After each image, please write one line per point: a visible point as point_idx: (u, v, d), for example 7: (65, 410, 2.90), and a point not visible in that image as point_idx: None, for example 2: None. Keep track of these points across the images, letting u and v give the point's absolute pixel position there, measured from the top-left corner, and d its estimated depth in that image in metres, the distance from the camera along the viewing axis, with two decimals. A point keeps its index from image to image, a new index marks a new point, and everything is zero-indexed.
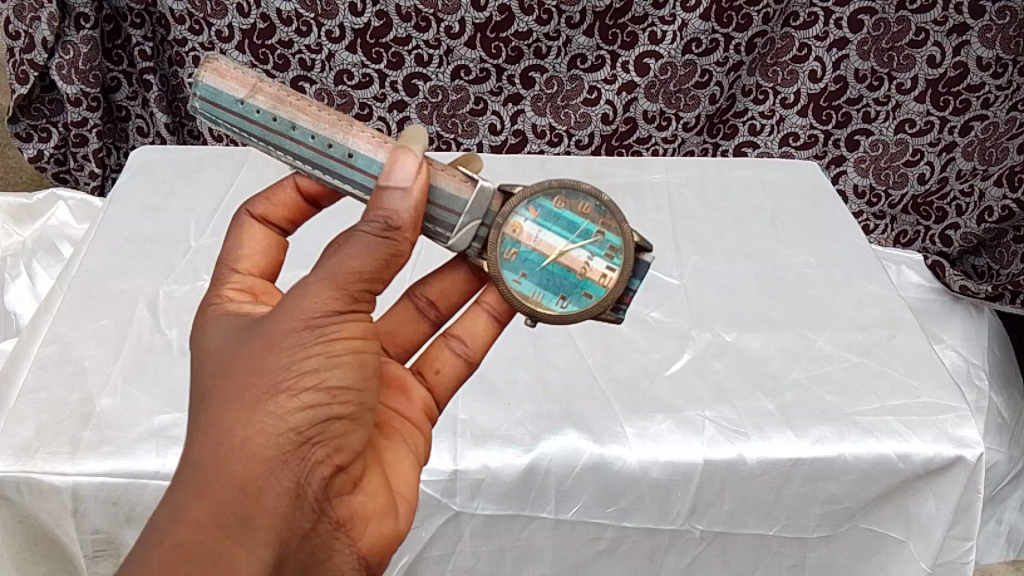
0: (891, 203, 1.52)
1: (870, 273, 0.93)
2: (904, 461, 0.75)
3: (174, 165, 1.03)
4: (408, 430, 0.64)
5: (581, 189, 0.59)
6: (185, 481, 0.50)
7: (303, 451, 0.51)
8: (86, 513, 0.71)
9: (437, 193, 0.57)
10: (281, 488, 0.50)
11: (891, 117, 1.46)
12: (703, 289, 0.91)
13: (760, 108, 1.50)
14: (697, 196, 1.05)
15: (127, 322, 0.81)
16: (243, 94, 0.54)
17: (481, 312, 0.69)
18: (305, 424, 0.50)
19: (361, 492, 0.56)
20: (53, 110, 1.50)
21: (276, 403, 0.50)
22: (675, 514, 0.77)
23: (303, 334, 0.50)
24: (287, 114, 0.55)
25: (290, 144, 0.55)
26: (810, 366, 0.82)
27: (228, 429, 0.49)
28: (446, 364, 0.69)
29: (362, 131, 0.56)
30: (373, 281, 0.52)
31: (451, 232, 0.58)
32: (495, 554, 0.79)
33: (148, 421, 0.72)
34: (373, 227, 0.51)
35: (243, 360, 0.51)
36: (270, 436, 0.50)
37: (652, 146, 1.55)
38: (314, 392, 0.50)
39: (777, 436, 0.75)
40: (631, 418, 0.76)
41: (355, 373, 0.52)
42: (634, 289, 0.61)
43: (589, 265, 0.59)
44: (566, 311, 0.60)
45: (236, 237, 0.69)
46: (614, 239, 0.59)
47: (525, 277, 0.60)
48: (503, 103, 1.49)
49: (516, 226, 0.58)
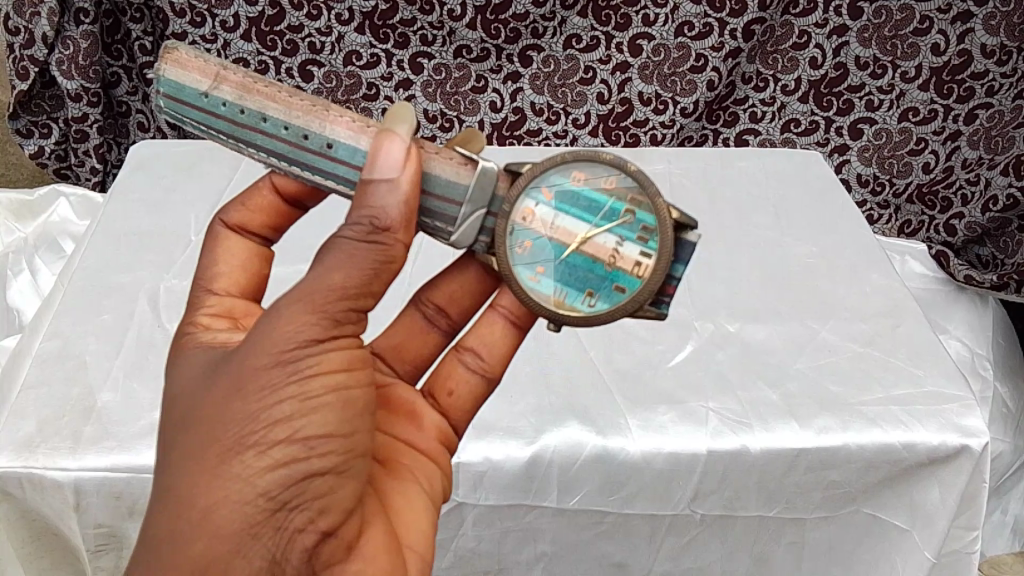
0: (896, 193, 1.50)
1: (873, 263, 0.93)
2: (909, 450, 0.74)
3: (173, 160, 1.03)
4: (419, 461, 0.65)
5: (603, 163, 0.58)
6: (153, 555, 0.49)
7: (279, 517, 0.50)
8: (89, 507, 0.71)
9: (434, 181, 0.56)
10: (254, 561, 0.50)
11: (895, 105, 1.45)
12: (705, 281, 0.90)
13: (761, 95, 1.49)
14: (699, 186, 1.05)
15: (127, 316, 0.81)
16: (206, 86, 0.54)
17: (496, 319, 0.68)
18: (278, 485, 0.50)
19: (358, 555, 0.55)
20: (53, 106, 1.50)
21: (245, 462, 0.49)
22: (677, 501, 0.76)
23: (272, 381, 0.50)
24: (256, 104, 0.54)
25: (263, 138, 0.55)
26: (814, 356, 0.81)
27: (192, 497, 0.49)
28: (459, 385, 0.68)
29: (340, 116, 0.55)
30: (352, 303, 0.51)
31: (453, 225, 0.57)
32: (497, 547, 0.79)
33: (150, 416, 0.72)
34: (359, 229, 0.51)
35: (209, 414, 0.51)
36: (240, 501, 0.49)
37: (650, 130, 1.52)
38: (287, 446, 0.50)
39: (782, 427, 0.74)
40: (633, 410, 0.76)
41: (335, 420, 0.51)
42: (677, 276, 0.58)
43: (619, 252, 0.58)
44: (595, 307, 0.58)
45: (211, 251, 0.69)
46: (644, 218, 0.57)
47: (544, 272, 0.59)
48: (503, 81, 1.47)
49: (529, 214, 0.58)
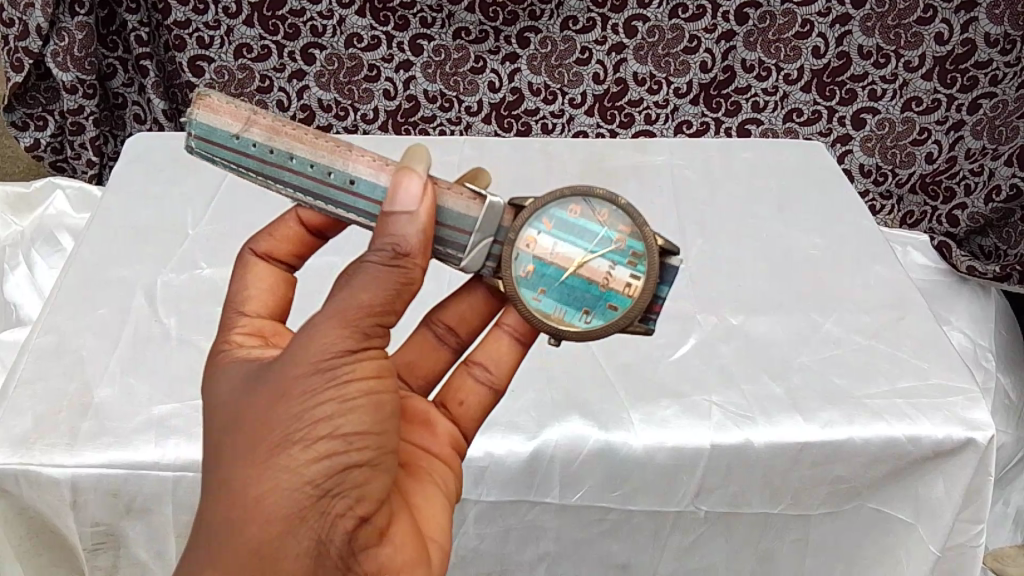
0: (898, 182, 1.50)
1: (877, 254, 0.92)
2: (914, 444, 0.74)
3: (170, 152, 1.02)
4: (435, 465, 0.65)
5: (596, 194, 0.59)
6: (205, 542, 0.51)
7: (322, 505, 0.51)
8: (86, 504, 0.70)
9: (446, 213, 0.57)
10: (302, 543, 0.51)
11: (898, 95, 1.44)
12: (708, 273, 0.89)
13: (763, 84, 1.46)
14: (702, 178, 1.04)
15: (125, 311, 0.80)
16: (237, 129, 0.55)
17: (502, 334, 0.68)
18: (322, 477, 0.51)
19: (388, 542, 0.56)
20: (49, 98, 1.48)
21: (291, 456, 0.50)
22: (681, 496, 0.76)
23: (313, 382, 0.51)
24: (283, 144, 0.55)
25: (289, 176, 0.55)
26: (818, 348, 0.81)
27: (242, 487, 0.50)
28: (469, 395, 0.68)
29: (362, 155, 0.56)
30: (382, 315, 0.52)
31: (463, 254, 0.59)
32: (499, 543, 0.79)
33: (147, 412, 0.71)
34: (383, 255, 0.51)
35: (254, 411, 0.52)
36: (286, 492, 0.50)
37: (645, 111, 1.50)
38: (328, 442, 0.51)
39: (786, 421, 0.74)
40: (636, 405, 0.75)
41: (369, 419, 0.52)
42: (662, 296, 0.61)
43: (612, 274, 0.59)
44: (591, 325, 0.60)
45: (241, 277, 0.69)
46: (635, 245, 0.59)
47: (544, 293, 0.60)
48: (502, 62, 1.45)
49: (530, 240, 0.59)
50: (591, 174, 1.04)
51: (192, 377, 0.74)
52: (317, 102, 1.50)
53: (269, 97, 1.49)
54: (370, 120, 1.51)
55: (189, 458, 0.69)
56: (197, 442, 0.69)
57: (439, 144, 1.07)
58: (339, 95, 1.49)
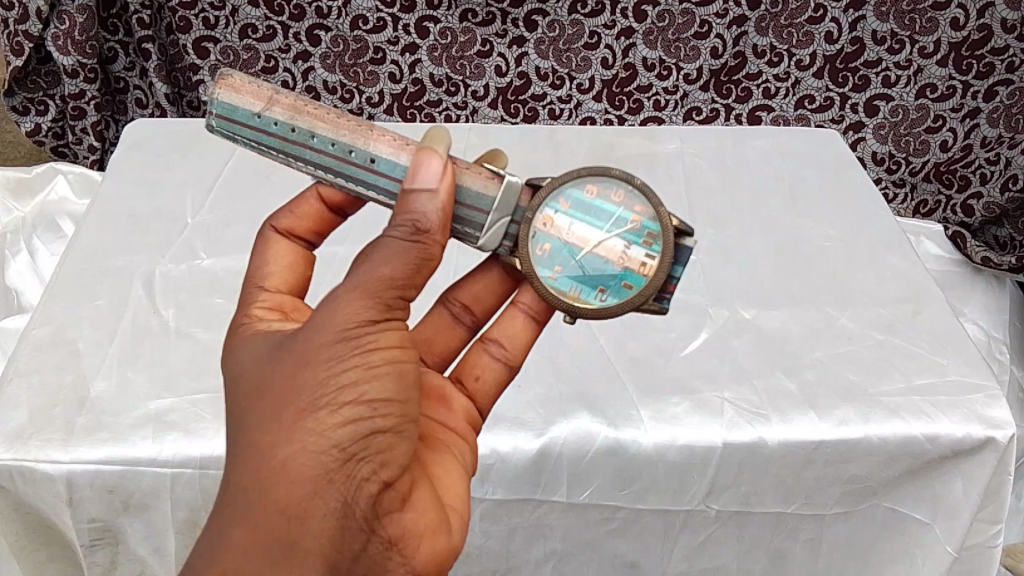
0: (912, 171, 1.47)
1: (895, 245, 0.89)
2: (932, 442, 0.72)
3: (170, 138, 1.00)
4: (452, 439, 0.63)
5: (612, 175, 0.58)
6: (232, 504, 0.50)
7: (349, 467, 0.51)
8: (82, 501, 0.69)
9: (464, 192, 0.57)
10: (329, 505, 0.50)
11: (912, 81, 1.41)
12: (720, 264, 0.87)
13: (774, 70, 1.43)
14: (714, 166, 1.01)
15: (122, 301, 0.78)
16: (259, 108, 0.55)
17: (517, 312, 0.67)
18: (347, 440, 0.51)
19: (411, 507, 0.56)
20: (50, 82, 1.46)
21: (318, 420, 0.50)
22: (692, 495, 0.74)
23: (338, 349, 0.51)
24: (305, 122, 0.55)
25: (309, 153, 0.56)
26: (834, 343, 0.78)
27: (271, 449, 0.50)
28: (485, 370, 0.67)
29: (382, 135, 0.56)
30: (402, 288, 0.53)
31: (480, 232, 0.58)
32: (505, 539, 0.77)
33: (144, 407, 0.69)
34: (402, 231, 0.52)
35: (280, 380, 0.52)
36: (313, 454, 0.50)
37: (653, 96, 1.47)
38: (353, 406, 0.51)
39: (800, 418, 0.72)
40: (646, 401, 0.73)
41: (392, 386, 0.53)
42: (678, 275, 0.59)
43: (628, 254, 0.58)
44: (606, 303, 0.58)
45: (260, 253, 0.67)
46: (651, 225, 0.58)
47: (561, 271, 0.58)
48: (509, 46, 1.42)
49: (547, 220, 0.58)
50: (599, 161, 1.01)
51: (191, 370, 0.72)
52: (322, 84, 1.47)
53: (274, 78, 1.47)
54: (375, 103, 1.49)
55: (187, 454, 0.67)
56: (196, 437, 0.68)
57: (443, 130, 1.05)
58: (345, 78, 1.46)
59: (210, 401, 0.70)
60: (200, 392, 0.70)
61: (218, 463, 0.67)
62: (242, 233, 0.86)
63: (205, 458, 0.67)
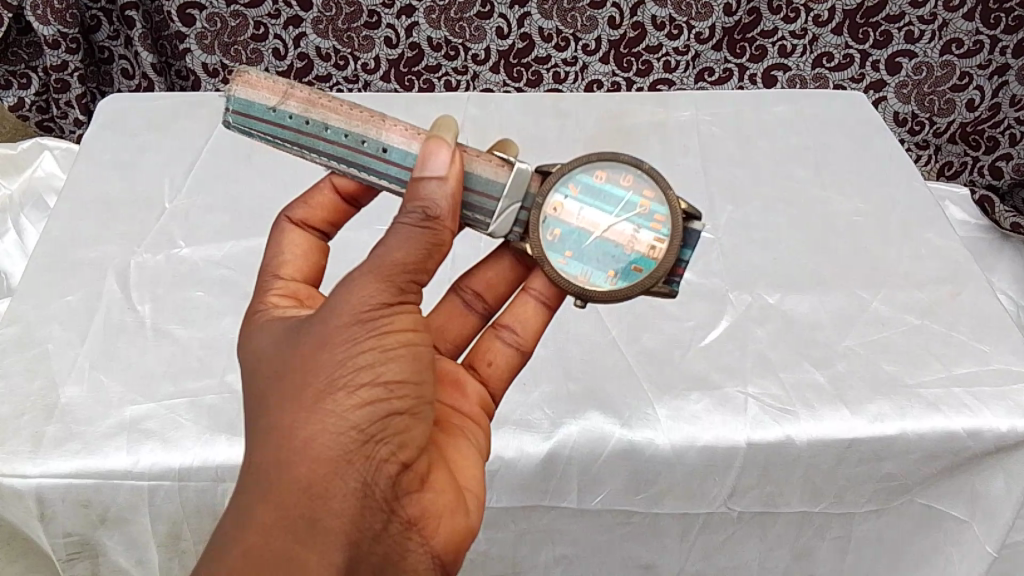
0: (936, 132, 1.39)
1: (929, 220, 0.82)
2: (975, 438, 0.66)
3: (148, 115, 0.93)
4: (466, 424, 0.57)
5: (621, 159, 0.53)
6: (245, 490, 0.44)
7: (367, 449, 0.45)
8: (56, 515, 0.64)
9: (471, 178, 0.52)
10: (349, 489, 0.44)
11: (937, 36, 1.31)
12: (740, 244, 0.81)
13: (791, 27, 1.33)
14: (731, 135, 0.94)
15: (95, 297, 0.72)
16: (274, 102, 0.52)
17: (528, 298, 0.61)
18: (366, 421, 0.45)
19: (429, 488, 0.50)
20: (31, 54, 1.36)
21: (336, 401, 0.45)
22: (713, 497, 0.68)
23: (356, 328, 0.46)
24: (319, 115, 0.52)
25: (322, 145, 0.52)
26: (866, 330, 0.72)
27: (286, 431, 0.44)
28: (499, 356, 0.61)
29: (395, 124, 0.53)
30: (418, 271, 0.48)
31: (490, 219, 0.52)
32: (513, 543, 0.72)
33: (117, 416, 0.64)
34: (412, 218, 0.47)
35: (293, 362, 0.46)
36: (331, 434, 0.44)
37: (663, 57, 1.38)
38: (371, 386, 0.45)
39: (831, 414, 0.66)
40: (662, 399, 0.67)
41: (411, 365, 0.47)
42: (687, 259, 0.53)
43: (637, 237, 0.52)
44: (616, 288, 0.52)
45: (273, 246, 0.60)
46: (660, 208, 0.52)
47: (570, 259, 0.53)
48: (510, 6, 1.32)
49: (555, 205, 0.52)
50: (608, 132, 0.94)
51: (169, 372, 0.67)
52: (315, 50, 1.38)
53: (264, 45, 1.37)
54: (371, 70, 1.40)
55: (164, 466, 0.62)
56: (173, 448, 0.62)
57: (439, 101, 0.98)
58: (338, 44, 1.37)
59: (189, 407, 0.64)
60: (178, 397, 0.65)
61: (198, 474, 0.62)
62: (225, 220, 0.80)
63: (183, 470, 0.62)
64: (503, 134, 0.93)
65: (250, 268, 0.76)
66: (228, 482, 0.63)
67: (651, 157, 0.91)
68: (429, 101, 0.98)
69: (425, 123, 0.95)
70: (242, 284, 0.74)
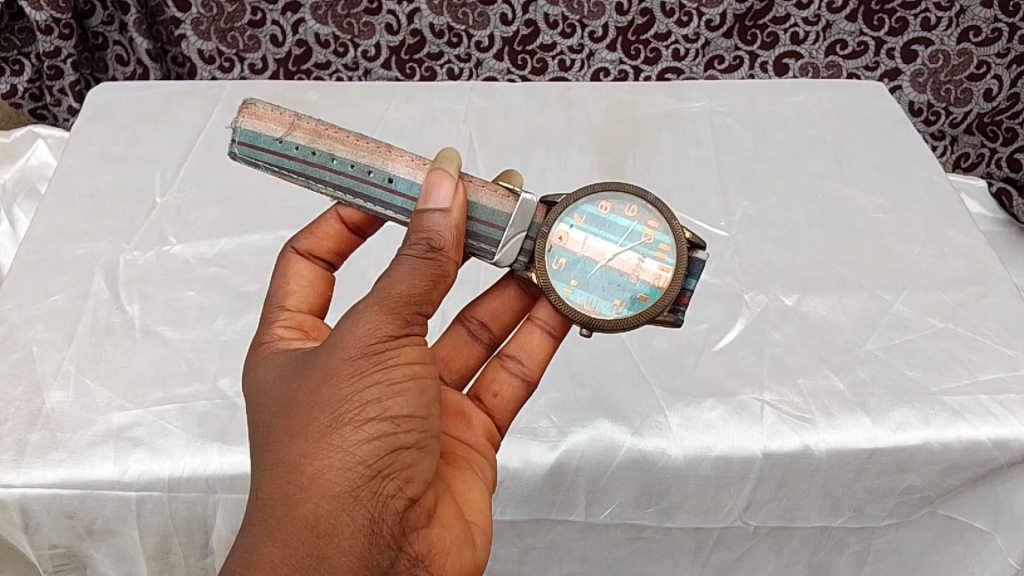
0: (953, 122, 1.34)
1: (952, 217, 0.79)
2: (1001, 449, 0.62)
3: (138, 105, 0.89)
4: (471, 454, 0.54)
5: (626, 190, 0.52)
6: (248, 527, 0.41)
7: (375, 485, 0.42)
8: (41, 527, 0.61)
9: (476, 209, 0.50)
10: (356, 526, 0.41)
11: (954, 24, 1.27)
12: (755, 242, 0.77)
13: (804, 13, 1.30)
14: (746, 127, 0.90)
15: (82, 297, 0.69)
16: (280, 133, 0.49)
17: (534, 327, 0.59)
18: (375, 456, 0.42)
19: (436, 523, 0.46)
20: (24, 40, 1.31)
21: (344, 435, 0.42)
22: (727, 511, 0.66)
23: (363, 361, 0.43)
24: (325, 145, 0.49)
25: (328, 176, 0.50)
26: (889, 333, 0.69)
27: (291, 465, 0.41)
28: (504, 386, 0.58)
29: (402, 154, 0.51)
30: (425, 303, 0.45)
31: (496, 248, 0.51)
32: (518, 555, 0.69)
33: (105, 420, 0.61)
34: (417, 250, 0.45)
35: (298, 395, 0.43)
36: (337, 469, 0.41)
37: (672, 45, 1.34)
38: (380, 420, 0.42)
39: (850, 422, 0.63)
40: (674, 406, 0.64)
41: (419, 398, 0.44)
42: (691, 288, 0.53)
43: (643, 266, 0.51)
44: (623, 316, 0.51)
45: (278, 278, 0.57)
46: (665, 238, 0.51)
47: (576, 288, 0.51)
48: None
49: (560, 235, 0.51)
50: (617, 123, 0.91)
51: (158, 376, 0.64)
52: (314, 37, 1.33)
53: (262, 31, 1.33)
54: (371, 57, 1.36)
55: (154, 476, 0.59)
56: (163, 456, 0.59)
57: (444, 90, 0.94)
58: (338, 30, 1.33)
59: (179, 413, 0.61)
60: (168, 403, 0.62)
61: (188, 486, 0.59)
62: (218, 215, 0.77)
63: (173, 481, 0.59)
64: (510, 126, 0.90)
65: (246, 265, 0.73)
66: (220, 493, 0.60)
67: (663, 150, 0.88)
68: (433, 90, 0.94)
69: (427, 115, 0.91)
70: (234, 284, 0.71)
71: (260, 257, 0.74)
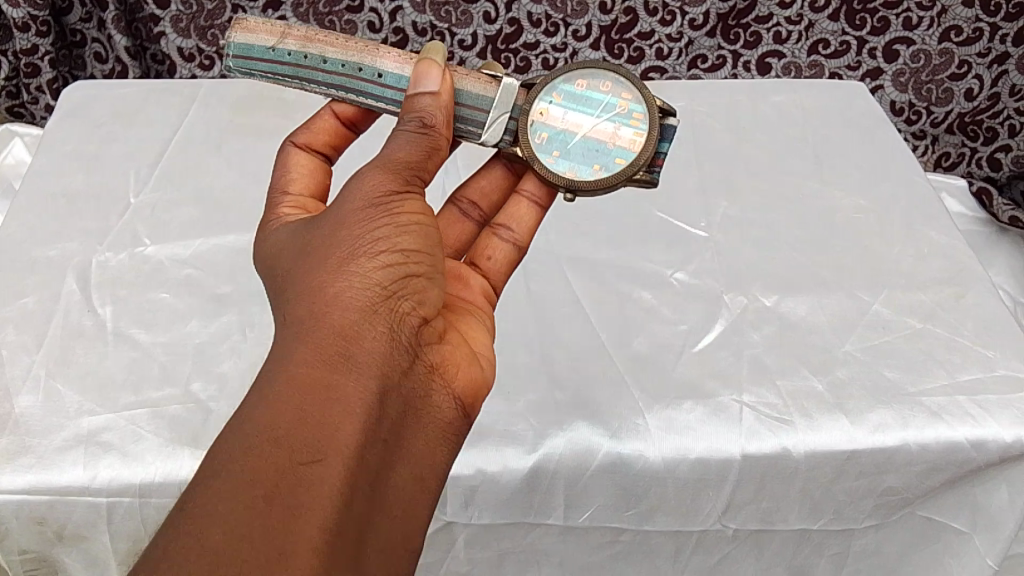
0: (934, 122, 1.35)
1: (931, 217, 0.79)
2: (979, 450, 0.62)
3: (114, 103, 0.88)
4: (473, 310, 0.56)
5: (600, 67, 0.57)
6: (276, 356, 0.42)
7: (393, 304, 0.45)
8: (10, 533, 0.60)
9: (462, 95, 0.56)
10: (378, 335, 0.43)
11: (935, 23, 1.27)
12: (735, 243, 0.77)
13: (786, 12, 1.29)
14: (727, 126, 0.90)
15: (53, 299, 0.68)
16: (273, 42, 0.56)
17: (521, 197, 0.61)
18: (390, 281, 0.45)
19: (445, 346, 0.48)
20: None
21: (361, 263, 0.44)
22: (706, 514, 0.65)
23: (372, 209, 0.46)
24: (316, 49, 0.56)
25: (321, 76, 0.56)
26: (867, 335, 0.69)
27: (314, 295, 0.43)
28: (497, 252, 0.61)
29: (390, 51, 0.56)
30: (424, 168, 0.49)
31: (483, 129, 0.57)
32: (497, 558, 0.69)
33: (75, 425, 0.60)
34: (412, 124, 0.49)
35: (314, 244, 0.46)
36: (357, 291, 0.44)
37: (655, 44, 1.34)
38: (393, 253, 0.45)
39: (828, 424, 0.63)
40: (653, 408, 0.63)
41: (424, 239, 0.48)
42: (664, 152, 0.58)
43: (618, 133, 0.56)
44: (603, 177, 0.56)
45: (279, 167, 0.59)
46: (637, 107, 0.56)
47: (558, 155, 0.57)
48: None
49: (540, 111, 0.57)
50: None
51: (130, 380, 0.63)
52: None
53: None
54: None
55: (123, 481, 0.58)
56: (133, 462, 0.58)
57: None
58: (320, 28, 1.32)
59: (150, 417, 0.61)
60: (140, 407, 0.61)
61: (159, 492, 0.58)
62: (194, 215, 0.76)
63: (143, 487, 0.58)
64: None
65: (221, 266, 0.72)
66: (153, 499, 0.59)
67: None
68: None
69: None
70: (209, 285, 0.70)
71: (235, 258, 0.73)
